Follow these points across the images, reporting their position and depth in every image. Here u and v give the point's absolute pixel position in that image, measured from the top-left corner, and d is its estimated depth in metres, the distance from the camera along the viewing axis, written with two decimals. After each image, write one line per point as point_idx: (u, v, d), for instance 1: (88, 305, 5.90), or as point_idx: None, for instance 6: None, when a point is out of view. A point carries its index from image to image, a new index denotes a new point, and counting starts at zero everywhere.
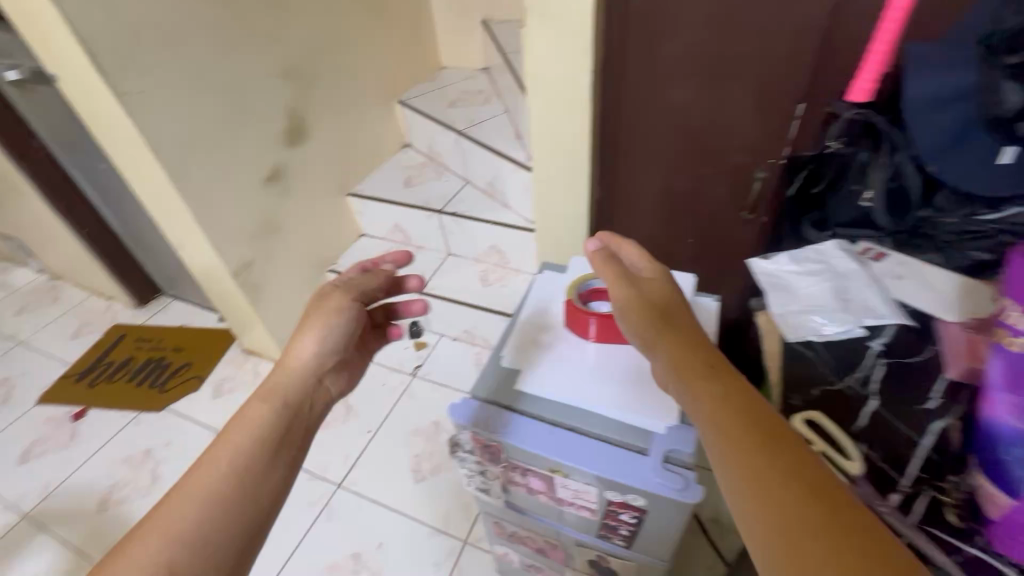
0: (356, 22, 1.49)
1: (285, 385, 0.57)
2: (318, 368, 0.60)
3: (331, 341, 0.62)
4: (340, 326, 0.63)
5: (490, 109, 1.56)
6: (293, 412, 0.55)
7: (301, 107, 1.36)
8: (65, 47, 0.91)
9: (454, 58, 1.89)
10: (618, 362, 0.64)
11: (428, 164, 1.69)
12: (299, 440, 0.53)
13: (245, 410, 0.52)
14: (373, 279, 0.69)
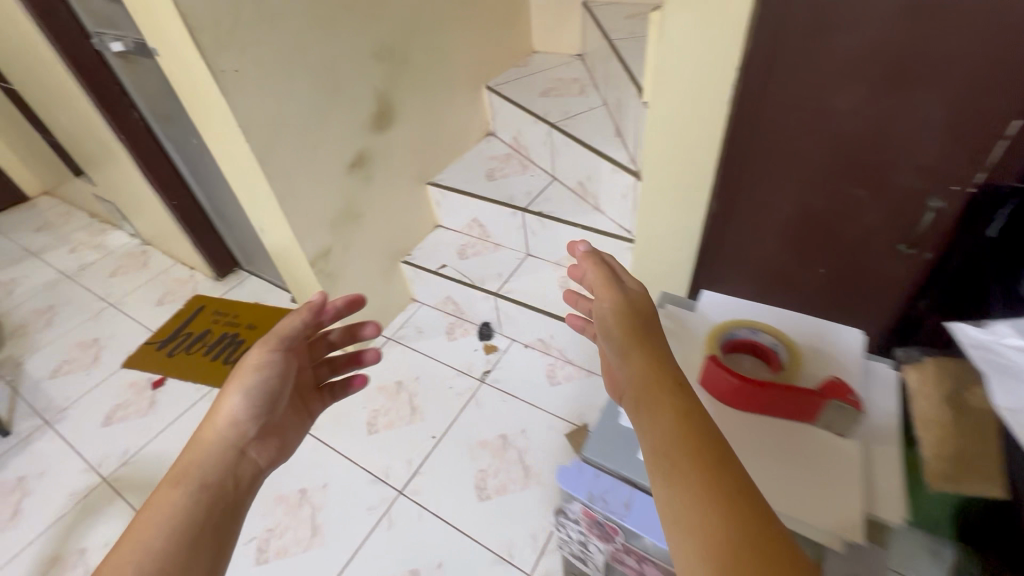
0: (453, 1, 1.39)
1: (199, 467, 0.58)
2: (234, 435, 0.63)
3: (253, 400, 0.65)
4: (268, 382, 0.67)
5: (587, 100, 1.43)
6: (211, 493, 0.57)
7: (391, 91, 1.29)
8: (167, 21, 0.87)
9: (547, 42, 1.76)
10: (767, 439, 0.52)
11: (513, 155, 1.58)
12: (213, 529, 0.54)
13: (150, 506, 0.53)
14: (295, 325, 0.70)
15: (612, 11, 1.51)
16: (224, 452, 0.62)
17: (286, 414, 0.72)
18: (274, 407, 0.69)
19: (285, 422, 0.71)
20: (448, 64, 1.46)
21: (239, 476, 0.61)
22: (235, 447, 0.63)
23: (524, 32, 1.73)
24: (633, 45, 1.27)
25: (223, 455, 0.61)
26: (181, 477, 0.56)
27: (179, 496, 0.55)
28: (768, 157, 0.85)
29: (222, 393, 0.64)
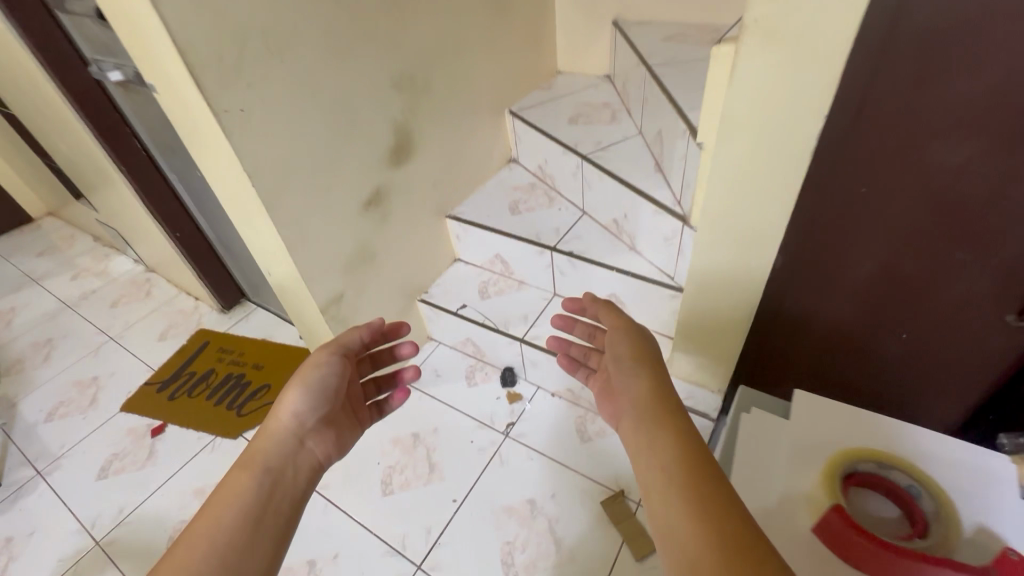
0: (476, 22, 1.30)
1: (264, 451, 0.79)
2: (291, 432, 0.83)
3: (314, 398, 0.86)
4: (327, 381, 0.89)
5: (620, 129, 1.33)
6: (270, 478, 0.76)
7: (410, 122, 1.19)
8: (163, 57, 0.77)
9: (573, 62, 1.66)
10: None
11: (537, 186, 1.48)
12: (282, 493, 0.75)
13: (228, 480, 0.73)
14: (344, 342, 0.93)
15: (645, 31, 1.40)
16: (285, 443, 0.81)
17: (337, 415, 0.92)
18: (326, 407, 0.89)
19: (339, 422, 0.92)
20: (470, 89, 1.36)
21: (301, 463, 0.81)
22: (296, 437, 0.83)
23: (548, 52, 1.62)
24: (675, 71, 1.16)
25: (286, 443, 0.81)
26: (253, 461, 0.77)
27: (251, 479, 0.73)
28: (851, 209, 0.73)
29: (283, 396, 0.85)
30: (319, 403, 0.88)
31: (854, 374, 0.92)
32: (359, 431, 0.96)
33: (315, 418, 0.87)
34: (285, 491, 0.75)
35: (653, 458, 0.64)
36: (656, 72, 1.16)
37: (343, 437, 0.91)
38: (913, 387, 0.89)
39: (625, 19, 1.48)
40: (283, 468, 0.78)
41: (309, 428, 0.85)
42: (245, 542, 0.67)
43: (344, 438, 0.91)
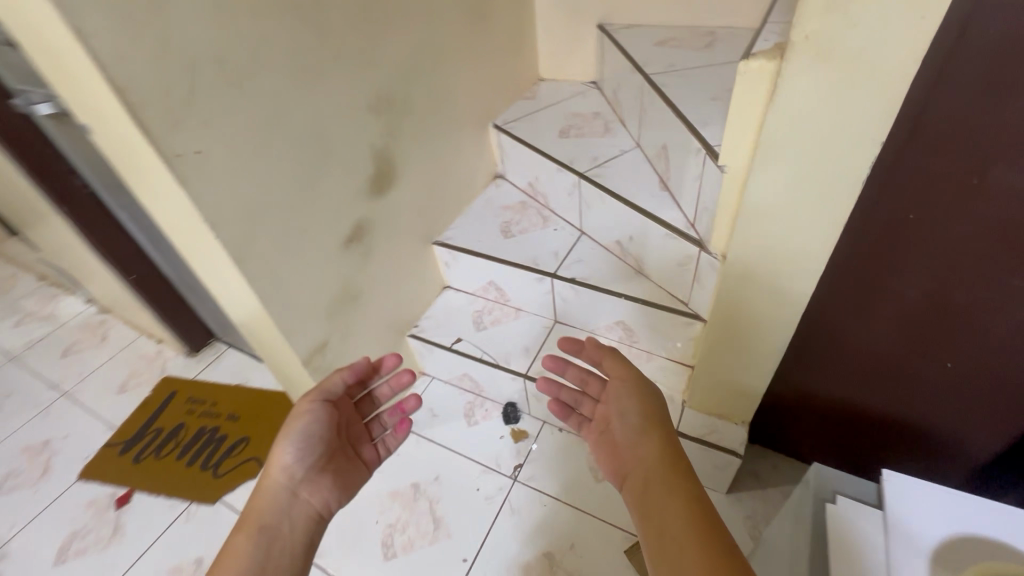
0: (455, 32, 1.18)
1: (260, 511, 0.80)
2: (286, 486, 0.83)
3: (301, 449, 0.84)
4: (312, 430, 0.86)
5: (616, 142, 1.24)
6: (266, 538, 0.77)
7: (390, 146, 1.07)
8: (94, 95, 0.64)
9: (557, 68, 1.56)
10: None
11: (529, 204, 1.38)
12: (280, 553, 0.76)
13: (229, 546, 0.76)
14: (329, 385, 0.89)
15: (635, 35, 1.31)
16: (279, 499, 0.82)
17: (338, 459, 0.90)
18: (321, 455, 0.87)
19: (337, 469, 0.89)
20: (451, 105, 1.25)
21: (297, 517, 0.81)
22: (289, 491, 0.83)
23: (530, 58, 1.52)
24: (676, 79, 1.07)
25: (279, 499, 0.81)
26: (247, 524, 0.78)
27: (248, 540, 0.76)
28: (900, 235, 0.68)
29: (274, 451, 0.84)
30: (310, 452, 0.86)
31: (895, 403, 0.87)
32: (362, 473, 0.93)
33: (309, 470, 0.85)
34: (284, 549, 0.77)
35: (661, 514, 0.72)
36: (656, 82, 1.07)
37: (343, 485, 0.89)
38: (963, 416, 0.82)
39: (611, 22, 1.39)
40: (280, 523, 0.80)
41: (302, 480, 0.84)
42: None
43: (344, 486, 0.89)
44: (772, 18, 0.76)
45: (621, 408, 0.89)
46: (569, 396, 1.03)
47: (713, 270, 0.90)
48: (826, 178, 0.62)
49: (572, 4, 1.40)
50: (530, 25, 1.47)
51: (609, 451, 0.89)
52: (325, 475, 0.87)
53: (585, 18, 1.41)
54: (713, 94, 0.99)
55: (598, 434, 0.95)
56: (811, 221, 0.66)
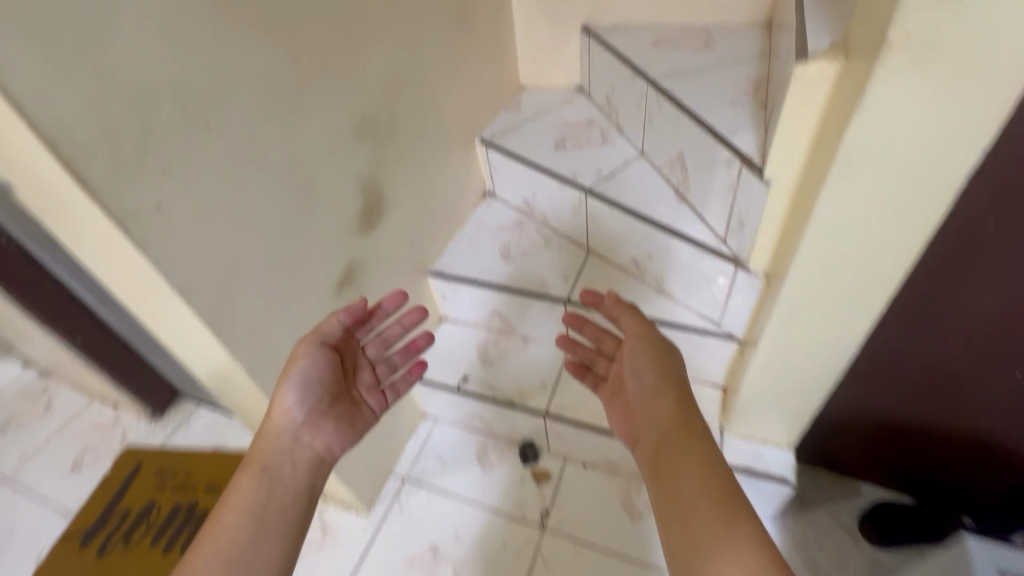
0: (436, 41, 1.07)
1: (264, 451, 0.76)
2: (290, 428, 0.79)
3: (302, 392, 0.79)
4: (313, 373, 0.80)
5: (617, 152, 1.16)
6: (271, 479, 0.74)
7: (377, 175, 0.95)
8: (17, 151, 0.50)
9: (538, 75, 1.45)
10: None
11: (526, 223, 1.28)
12: (284, 496, 0.73)
13: (234, 484, 0.73)
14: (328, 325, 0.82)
15: (625, 36, 1.23)
16: (280, 441, 0.77)
17: (342, 403, 0.85)
18: (325, 398, 0.82)
19: (338, 414, 0.83)
20: (437, 122, 1.13)
21: (297, 459, 0.77)
22: (290, 434, 0.78)
23: (511, 65, 1.41)
24: (685, 82, 0.99)
25: (280, 442, 0.77)
26: (251, 463, 0.74)
27: (251, 482, 0.72)
28: (981, 251, 0.63)
29: (275, 393, 0.79)
30: (311, 395, 0.80)
31: (953, 414, 0.82)
32: (367, 417, 0.86)
33: (309, 412, 0.80)
34: (286, 491, 0.74)
35: (681, 478, 0.74)
36: (663, 87, 0.99)
37: (344, 430, 0.83)
38: None
39: (596, 22, 1.30)
40: (284, 467, 0.76)
41: (304, 423, 0.79)
42: (247, 544, 0.67)
43: (346, 430, 0.83)
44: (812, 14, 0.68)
45: (638, 366, 0.87)
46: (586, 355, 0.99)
47: (753, 287, 0.84)
48: (910, 191, 0.54)
49: (554, 6, 1.31)
50: (509, 29, 1.36)
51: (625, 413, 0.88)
52: (326, 419, 0.82)
53: (569, 21, 1.32)
54: (730, 97, 0.92)
55: (612, 394, 0.93)
56: (886, 239, 0.59)
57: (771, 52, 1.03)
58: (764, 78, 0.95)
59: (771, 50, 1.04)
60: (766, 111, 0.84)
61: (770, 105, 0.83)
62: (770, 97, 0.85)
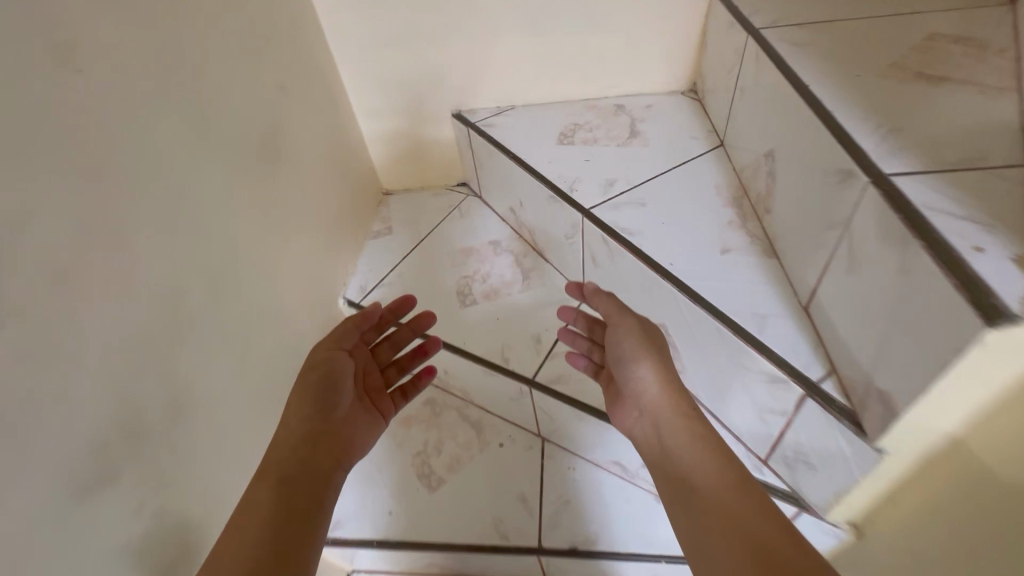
0: (242, 204, 0.64)
1: (275, 460, 0.56)
2: (309, 433, 0.59)
3: (322, 398, 0.61)
4: (338, 379, 0.63)
5: (548, 296, 0.82)
6: (288, 490, 0.53)
7: (172, 503, 0.51)
8: None
9: (405, 177, 1.06)
10: None
11: (441, 405, 0.87)
12: (300, 516, 0.51)
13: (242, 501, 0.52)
14: (351, 327, 0.68)
15: (520, 127, 0.89)
16: (295, 450, 0.56)
17: (361, 409, 0.65)
18: (346, 399, 0.64)
19: (357, 422, 0.64)
20: (274, 321, 0.70)
21: (318, 465, 0.57)
22: (309, 441, 0.58)
23: (364, 174, 1.00)
24: (636, 212, 0.68)
25: (297, 449, 0.57)
26: (259, 476, 0.54)
27: (259, 494, 0.52)
28: None
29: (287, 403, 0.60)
30: (333, 398, 0.62)
31: None
32: (378, 430, 0.67)
33: (329, 418, 0.61)
34: (308, 505, 0.53)
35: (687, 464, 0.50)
36: (609, 224, 0.67)
37: (359, 441, 0.63)
38: None
39: (472, 107, 0.95)
40: (303, 481, 0.55)
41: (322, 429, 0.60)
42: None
43: (360, 441, 0.63)
44: (900, 168, 0.40)
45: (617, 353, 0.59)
46: (580, 346, 0.69)
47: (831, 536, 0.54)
48: None
49: (410, 93, 0.93)
50: (352, 129, 0.96)
51: (612, 403, 0.61)
52: (347, 427, 0.62)
53: (435, 109, 0.95)
54: (715, 236, 0.62)
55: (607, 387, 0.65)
56: None
57: (723, 141, 0.76)
58: (741, 194, 0.67)
59: (721, 138, 0.77)
60: (786, 269, 0.56)
61: (791, 262, 0.55)
62: (784, 246, 0.57)
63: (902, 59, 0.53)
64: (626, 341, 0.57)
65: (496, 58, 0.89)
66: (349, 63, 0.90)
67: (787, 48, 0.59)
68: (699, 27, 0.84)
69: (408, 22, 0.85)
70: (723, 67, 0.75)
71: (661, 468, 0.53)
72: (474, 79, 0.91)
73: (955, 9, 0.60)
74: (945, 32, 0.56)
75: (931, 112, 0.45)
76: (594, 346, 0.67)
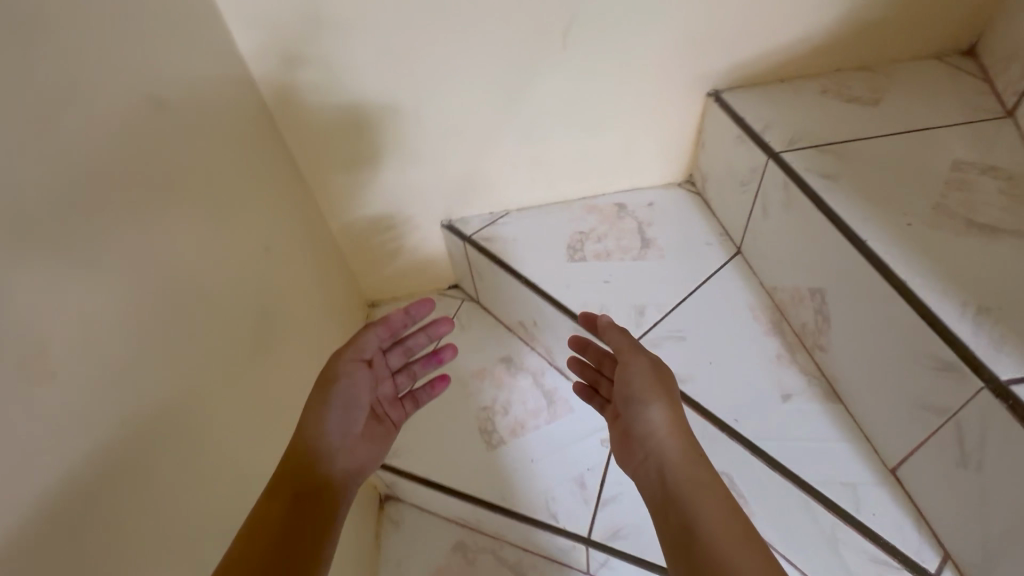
0: (262, 419, 0.53)
1: (281, 488, 0.45)
2: (324, 462, 0.49)
3: (340, 417, 0.52)
4: (357, 394, 0.54)
5: (579, 427, 0.77)
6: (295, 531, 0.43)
7: None
8: None
9: (387, 283, 0.92)
10: None
11: (473, 549, 0.78)
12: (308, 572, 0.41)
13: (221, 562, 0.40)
14: (374, 332, 0.58)
15: (523, 239, 0.83)
16: (309, 478, 0.47)
17: (375, 429, 0.56)
18: (362, 418, 0.54)
19: (371, 444, 0.54)
20: None
21: (331, 499, 0.47)
22: (325, 469, 0.48)
23: (331, 259, 0.79)
24: (677, 347, 0.65)
25: (309, 478, 0.47)
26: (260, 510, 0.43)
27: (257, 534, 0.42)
28: None
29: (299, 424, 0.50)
30: (350, 417, 0.53)
31: None
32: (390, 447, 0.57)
33: (344, 440, 0.52)
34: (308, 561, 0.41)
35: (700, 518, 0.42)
36: None
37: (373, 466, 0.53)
38: None
39: (469, 205, 0.84)
40: (311, 520, 0.44)
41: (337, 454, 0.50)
42: None
43: (371, 466, 0.53)
44: (1013, 371, 0.39)
45: (626, 388, 0.53)
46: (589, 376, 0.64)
47: None
48: None
49: (385, 160, 0.73)
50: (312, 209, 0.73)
51: (620, 444, 0.54)
52: (362, 448, 0.53)
53: (418, 177, 0.77)
54: (769, 377, 0.60)
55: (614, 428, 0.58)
56: None
57: (741, 249, 0.74)
58: (778, 317, 0.65)
59: (737, 244, 0.75)
60: (856, 417, 0.55)
61: (860, 412, 0.54)
62: (849, 392, 0.55)
63: (942, 198, 0.53)
64: (639, 376, 0.52)
65: (487, 164, 0.78)
66: (300, 130, 0.67)
67: (821, 183, 0.57)
68: (694, 123, 0.80)
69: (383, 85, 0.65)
70: (734, 176, 0.73)
71: (670, 520, 0.44)
72: (468, 184, 0.80)
73: (960, 127, 0.62)
74: (966, 160, 0.57)
75: (1005, 278, 0.44)
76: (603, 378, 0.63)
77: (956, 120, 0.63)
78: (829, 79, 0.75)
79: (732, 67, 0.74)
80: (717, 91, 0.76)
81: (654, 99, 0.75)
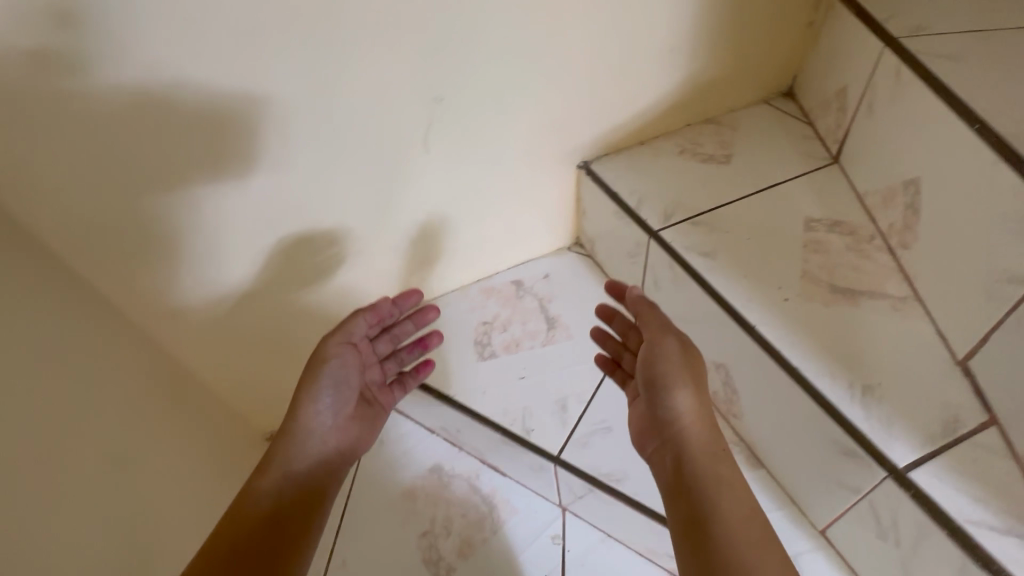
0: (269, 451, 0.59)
1: (278, 455, 0.59)
2: (319, 438, 0.62)
3: (332, 395, 0.63)
4: (344, 379, 0.64)
5: (528, 527, 0.75)
6: (284, 493, 0.57)
7: None
8: None
9: (271, 402, 0.77)
10: None
11: None
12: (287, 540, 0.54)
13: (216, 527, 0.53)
14: (363, 319, 0.66)
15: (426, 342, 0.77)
16: (304, 448, 0.60)
17: (363, 409, 0.66)
18: (350, 401, 0.65)
19: (358, 426, 0.65)
20: None
21: (321, 469, 0.60)
22: (319, 443, 0.62)
23: (157, 380, 0.61)
24: (605, 440, 0.70)
25: (302, 449, 0.60)
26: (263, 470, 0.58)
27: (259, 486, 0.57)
28: None
29: (298, 399, 0.62)
30: (342, 398, 0.64)
31: None
32: (379, 425, 0.68)
33: (335, 420, 0.63)
34: (293, 526, 0.55)
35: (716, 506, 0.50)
36: (587, 470, 0.68)
37: (361, 443, 0.65)
38: None
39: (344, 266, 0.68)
40: (299, 493, 0.58)
41: (328, 428, 0.63)
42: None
43: (359, 443, 0.65)
44: (907, 458, 0.43)
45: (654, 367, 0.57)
46: (611, 347, 0.69)
47: None
48: None
49: (189, 219, 0.55)
50: (112, 329, 0.56)
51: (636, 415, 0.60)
52: (351, 426, 0.65)
53: (254, 229, 0.59)
54: None
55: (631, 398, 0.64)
56: None
57: None
58: None
59: None
60: (777, 478, 0.58)
61: (781, 474, 0.57)
62: (770, 458, 0.58)
63: (806, 265, 0.57)
64: (669, 361, 0.56)
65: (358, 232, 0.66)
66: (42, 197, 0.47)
67: (700, 260, 0.60)
68: (572, 193, 0.79)
69: (132, 128, 0.46)
70: (620, 245, 0.74)
71: (684, 499, 0.52)
72: (334, 253, 0.66)
73: (802, 179, 0.67)
74: (815, 217, 0.62)
75: (874, 351, 0.49)
76: (626, 351, 0.68)
77: (795, 172, 0.69)
78: (682, 136, 0.77)
79: (596, 138, 0.73)
80: (586, 163, 0.75)
81: (526, 184, 0.73)
